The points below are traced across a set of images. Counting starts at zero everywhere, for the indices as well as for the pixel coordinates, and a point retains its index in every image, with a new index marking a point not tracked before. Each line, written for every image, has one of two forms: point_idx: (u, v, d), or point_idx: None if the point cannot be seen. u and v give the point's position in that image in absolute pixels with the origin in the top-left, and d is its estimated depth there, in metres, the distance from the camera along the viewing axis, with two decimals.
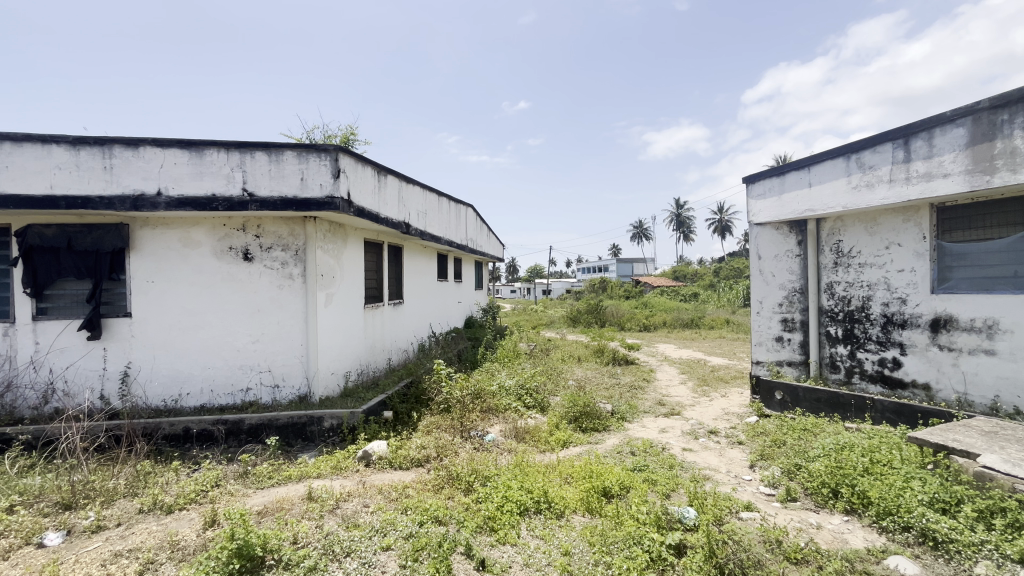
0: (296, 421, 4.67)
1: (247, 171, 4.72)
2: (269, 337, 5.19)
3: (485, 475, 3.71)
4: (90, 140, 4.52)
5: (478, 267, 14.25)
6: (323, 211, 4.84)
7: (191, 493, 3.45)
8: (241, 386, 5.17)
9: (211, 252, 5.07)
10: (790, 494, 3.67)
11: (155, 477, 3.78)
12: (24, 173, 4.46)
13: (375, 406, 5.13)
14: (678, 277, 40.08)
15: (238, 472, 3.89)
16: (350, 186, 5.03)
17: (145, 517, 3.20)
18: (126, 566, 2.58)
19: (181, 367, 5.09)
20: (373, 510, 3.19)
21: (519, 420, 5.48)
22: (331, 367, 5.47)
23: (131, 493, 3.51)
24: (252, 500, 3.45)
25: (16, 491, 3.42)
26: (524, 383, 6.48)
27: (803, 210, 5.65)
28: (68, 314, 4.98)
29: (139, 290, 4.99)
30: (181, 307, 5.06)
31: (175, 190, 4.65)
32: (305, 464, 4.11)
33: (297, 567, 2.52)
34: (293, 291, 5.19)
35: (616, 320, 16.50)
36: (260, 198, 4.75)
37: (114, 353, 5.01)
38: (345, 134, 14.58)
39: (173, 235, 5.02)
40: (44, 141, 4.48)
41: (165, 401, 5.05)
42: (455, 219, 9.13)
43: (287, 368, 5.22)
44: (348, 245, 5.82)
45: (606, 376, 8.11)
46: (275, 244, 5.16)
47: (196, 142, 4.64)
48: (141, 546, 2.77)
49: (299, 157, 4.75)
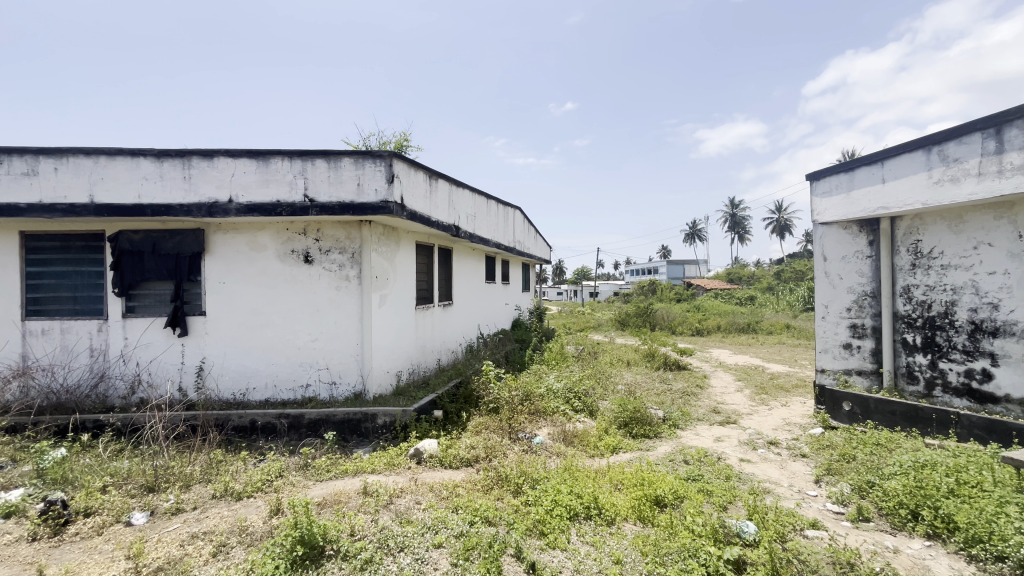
0: (351, 417, 4.86)
1: (309, 178, 4.97)
2: (327, 337, 5.43)
3: (535, 478, 3.70)
4: (172, 152, 4.92)
5: (525, 269, 14.24)
6: (378, 215, 5.02)
7: (257, 482, 3.66)
8: (301, 382, 5.44)
9: (275, 255, 5.38)
10: (862, 513, 3.42)
11: (226, 465, 4.04)
12: (117, 183, 4.92)
13: (426, 405, 5.25)
14: (733, 280, 38.45)
15: (299, 465, 4.09)
16: (404, 191, 5.19)
17: (217, 502, 3.43)
18: (202, 547, 2.76)
19: (248, 363, 5.42)
20: (424, 507, 3.26)
21: (567, 423, 5.43)
22: (384, 366, 5.64)
23: (205, 479, 3.78)
24: (313, 491, 3.62)
25: (107, 473, 3.77)
26: (573, 387, 6.43)
27: (875, 208, 5.25)
28: (152, 313, 5.42)
29: (212, 291, 5.37)
30: (249, 307, 5.40)
31: (243, 197, 4.97)
32: (359, 459, 4.27)
33: (354, 559, 2.60)
34: (349, 292, 5.40)
35: (666, 325, 15.99)
36: (320, 203, 4.98)
37: (191, 348, 5.40)
38: (399, 139, 15.09)
39: (242, 240, 5.37)
40: (133, 154, 4.92)
41: (234, 394, 5.40)
42: (504, 221, 9.24)
43: (343, 366, 5.43)
44: (401, 248, 6.00)
45: (657, 381, 7.87)
46: (333, 247, 5.39)
47: (263, 152, 4.94)
48: (215, 529, 2.97)
49: (356, 163, 4.95)
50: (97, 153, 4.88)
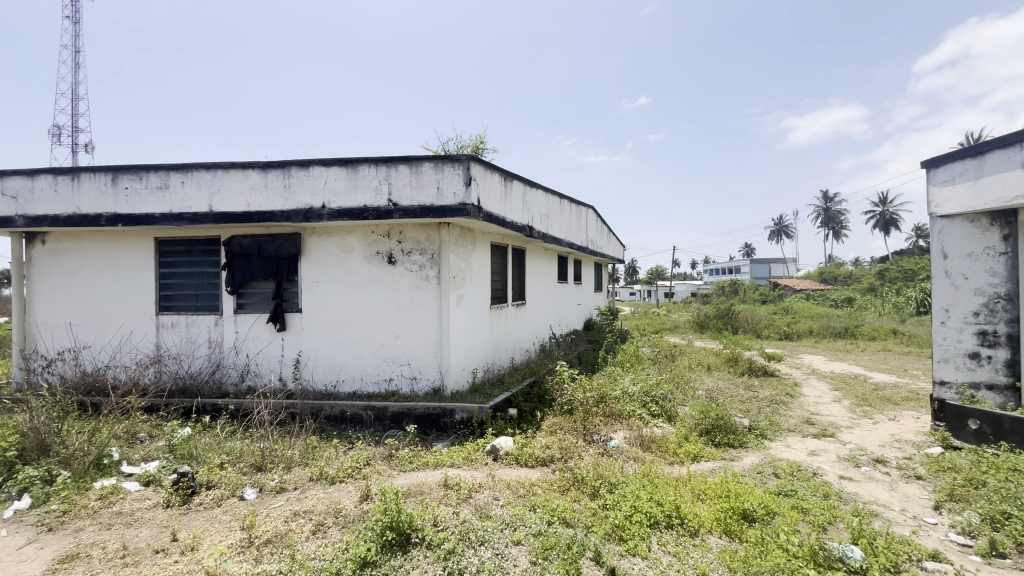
0: (431, 412, 5.06)
1: (392, 183, 5.25)
2: (408, 334, 5.69)
3: (612, 482, 3.63)
4: (275, 164, 5.42)
5: (598, 268, 13.99)
6: (457, 217, 5.18)
7: (348, 468, 3.93)
8: (385, 377, 5.75)
9: (362, 256, 5.74)
10: (995, 547, 2.98)
11: (320, 450, 4.38)
12: (230, 193, 5.51)
13: (501, 402, 5.35)
14: (828, 280, 35.14)
15: (384, 454, 4.34)
16: (481, 193, 5.32)
17: (314, 484, 3.73)
18: (304, 524, 3.02)
19: (338, 357, 5.83)
20: (503, 504, 3.31)
21: (645, 428, 5.26)
22: (461, 363, 5.81)
23: (303, 462, 4.12)
24: (398, 480, 3.82)
25: (224, 451, 4.24)
26: (650, 390, 6.21)
27: (1010, 197, 4.56)
28: (258, 309, 6.00)
29: (308, 290, 5.85)
30: (339, 305, 5.81)
31: (335, 203, 5.35)
32: (439, 452, 4.43)
33: (438, 548, 2.70)
34: (428, 292, 5.62)
35: (750, 328, 14.97)
36: (403, 207, 5.24)
37: (290, 342, 5.91)
38: (475, 142, 15.52)
39: (333, 242, 5.79)
40: (243, 167, 5.48)
41: (326, 385, 5.84)
42: (577, 220, 9.16)
43: (423, 362, 5.65)
44: (476, 249, 6.16)
45: (741, 388, 7.39)
46: (414, 249, 5.65)
47: (352, 160, 5.29)
48: (313, 509, 3.23)
49: (436, 167, 5.15)
50: (215, 168, 5.50)
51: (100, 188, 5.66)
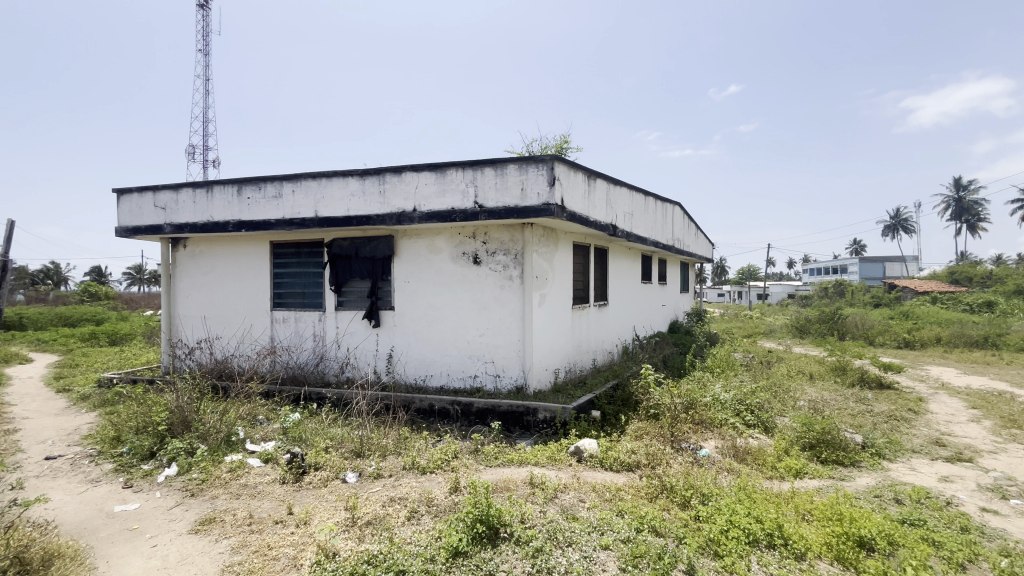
0: (515, 409, 5.14)
1: (478, 186, 5.40)
2: (492, 332, 5.82)
3: (705, 493, 3.45)
4: (372, 171, 5.81)
5: (683, 268, 13.34)
6: (540, 217, 5.21)
7: (438, 459, 4.11)
8: (470, 373, 5.93)
9: (449, 257, 5.98)
10: None
11: (412, 441, 4.62)
12: (333, 200, 5.99)
13: (584, 404, 5.30)
14: (960, 281, 30.51)
15: (471, 449, 4.48)
16: (564, 193, 5.31)
17: (407, 472, 3.96)
18: (400, 509, 3.22)
19: (427, 353, 6.12)
20: (589, 506, 3.28)
21: (739, 438, 4.93)
22: (543, 363, 5.83)
23: (397, 451, 4.37)
24: (484, 475, 3.92)
25: (328, 436, 4.63)
26: (744, 398, 5.81)
27: None
28: (356, 307, 6.47)
29: (399, 289, 6.21)
30: (428, 303, 6.09)
31: (424, 206, 5.61)
32: (523, 450, 4.49)
33: (526, 545, 2.73)
34: (512, 291, 5.71)
35: (862, 334, 13.43)
36: (488, 208, 5.36)
37: (383, 338, 6.31)
38: (558, 142, 15.52)
39: (422, 244, 6.08)
40: (344, 175, 5.94)
41: (416, 379, 6.16)
42: (663, 218, 8.81)
43: (507, 361, 5.75)
44: (559, 249, 6.15)
45: (852, 401, 6.66)
46: (498, 249, 5.76)
47: (441, 164, 5.52)
48: (407, 496, 3.42)
49: (520, 169, 5.22)
50: (320, 177, 6.02)
51: (227, 198, 6.44)
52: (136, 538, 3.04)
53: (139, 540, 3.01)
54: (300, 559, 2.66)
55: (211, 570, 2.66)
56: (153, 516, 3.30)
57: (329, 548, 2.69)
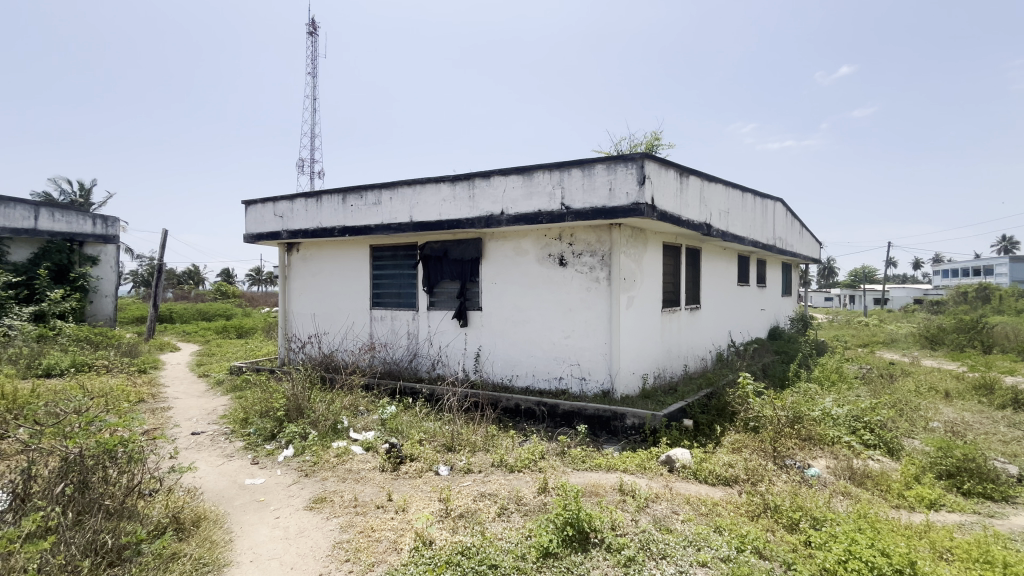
0: (602, 414, 5.06)
1: (565, 187, 5.39)
2: (578, 335, 5.77)
3: (816, 517, 3.12)
4: (462, 177, 6.04)
5: (785, 269, 12.24)
6: (629, 217, 5.07)
7: (526, 459, 4.15)
8: (556, 375, 5.93)
9: (535, 259, 6.03)
10: None
11: (499, 439, 4.72)
12: (426, 205, 6.32)
13: (675, 412, 5.07)
14: None
15: (557, 451, 4.48)
16: (655, 192, 5.12)
17: (496, 469, 4.05)
18: (491, 505, 3.30)
19: (513, 353, 6.22)
20: (683, 519, 3.12)
21: (856, 459, 4.42)
22: (631, 367, 5.67)
23: (486, 448, 4.50)
24: (572, 477, 3.90)
25: (421, 430, 4.88)
26: (861, 415, 5.18)
27: None
28: (446, 307, 6.76)
29: (487, 290, 6.39)
30: (514, 304, 6.20)
31: (512, 209, 5.72)
32: (611, 455, 4.39)
33: (618, 553, 2.67)
34: (599, 293, 5.61)
35: (1014, 346, 11.38)
36: (575, 210, 5.34)
37: (472, 337, 6.53)
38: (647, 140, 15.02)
39: (509, 246, 6.20)
40: (437, 182, 6.24)
41: (502, 379, 6.29)
42: (762, 216, 8.17)
43: (593, 363, 5.66)
44: (648, 250, 5.95)
45: (1004, 425, 5.66)
46: (585, 251, 5.71)
47: (528, 167, 5.60)
48: (497, 492, 3.50)
49: (608, 168, 5.13)
50: (415, 183, 6.39)
51: (334, 206, 7.05)
52: (263, 509, 3.43)
53: (265, 511, 3.40)
54: (400, 544, 2.84)
55: (324, 544, 2.93)
56: (275, 491, 3.71)
57: (426, 536, 2.83)
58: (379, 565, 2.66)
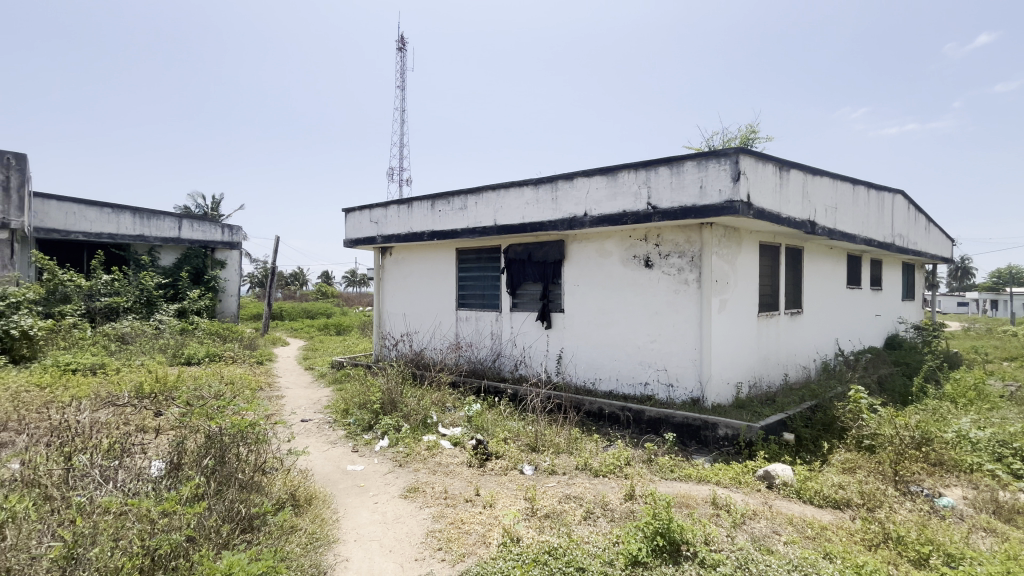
0: (691, 422, 4.83)
1: (652, 186, 5.23)
2: (665, 339, 5.57)
3: (951, 553, 2.73)
4: (545, 179, 6.09)
5: (907, 271, 10.83)
6: (722, 216, 4.80)
7: (611, 464, 4.09)
8: (641, 380, 5.77)
9: (619, 260, 5.92)
10: None
11: (582, 442, 4.68)
12: (510, 208, 6.46)
13: (774, 425, 4.71)
14: None
15: (643, 458, 4.36)
16: (752, 188, 4.79)
17: (580, 473, 4.03)
18: (576, 508, 3.30)
19: (596, 356, 6.15)
20: (786, 540, 2.89)
21: (1003, 491, 3.79)
22: (724, 375, 5.35)
23: (569, 450, 4.49)
24: (660, 486, 3.77)
25: (506, 428, 4.99)
26: (1009, 440, 4.44)
27: None
28: (528, 308, 6.85)
29: (570, 292, 6.38)
30: (597, 307, 6.13)
31: (595, 211, 5.66)
32: (702, 467, 4.18)
33: (712, 570, 2.54)
34: (687, 296, 5.37)
35: None
36: (662, 210, 5.16)
37: (554, 339, 6.55)
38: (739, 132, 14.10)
39: (592, 247, 6.14)
40: (520, 185, 6.35)
41: (585, 382, 6.24)
42: (878, 211, 7.31)
43: (681, 370, 5.43)
44: (742, 250, 5.59)
45: None
46: (672, 252, 5.49)
47: (613, 168, 5.51)
48: (582, 496, 3.49)
49: (699, 165, 4.90)
50: (499, 188, 6.56)
51: (424, 212, 7.44)
52: (363, 493, 3.72)
53: (365, 496, 3.68)
54: (489, 538, 2.93)
55: (418, 532, 3.11)
56: (374, 478, 4.00)
57: (514, 533, 2.90)
58: (470, 557, 2.77)
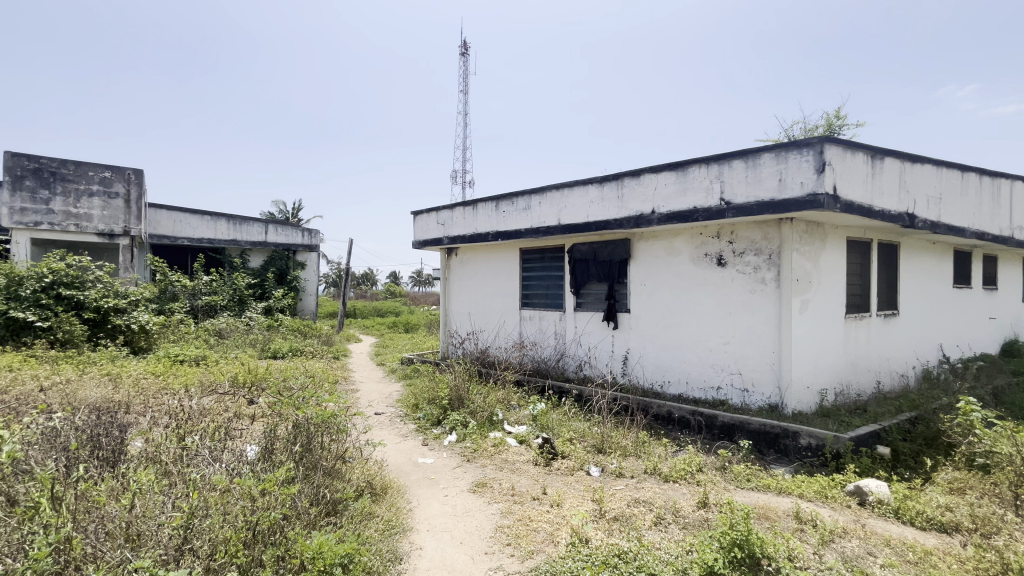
0: (769, 430, 4.56)
1: (725, 181, 4.99)
2: (739, 341, 5.29)
3: None
4: (611, 177, 6.00)
5: None
6: (805, 210, 4.47)
7: (681, 469, 3.95)
8: (713, 384, 5.52)
9: (689, 259, 5.70)
10: None
11: (651, 446, 4.56)
12: (574, 207, 6.42)
13: (866, 436, 4.33)
14: None
15: (717, 465, 4.17)
16: (839, 179, 4.43)
17: (649, 477, 3.93)
18: (646, 513, 3.22)
19: (664, 358, 5.96)
20: (882, 562, 2.65)
21: None
22: (806, 381, 4.99)
23: (637, 454, 4.39)
24: (736, 496, 3.59)
25: (572, 429, 4.97)
26: None
27: None
28: (593, 308, 6.77)
29: (636, 292, 6.23)
30: (665, 307, 5.94)
31: (663, 208, 5.49)
32: (782, 478, 3.94)
33: None
34: (764, 296, 5.07)
35: None
36: (736, 205, 4.91)
37: (619, 340, 6.43)
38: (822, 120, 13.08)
39: (660, 246, 5.97)
40: (584, 184, 6.30)
41: (652, 384, 6.08)
42: (992, 201, 6.48)
43: (758, 374, 5.13)
44: (827, 247, 5.18)
45: None
46: (748, 249, 5.20)
47: (682, 163, 5.32)
48: (652, 501, 3.40)
49: (778, 157, 4.61)
50: (563, 187, 6.54)
51: (489, 213, 7.58)
52: (433, 486, 3.86)
53: (435, 488, 3.82)
54: (557, 537, 2.94)
55: (487, 526, 3.18)
56: (443, 471, 4.14)
57: (582, 534, 2.88)
58: (538, 554, 2.79)
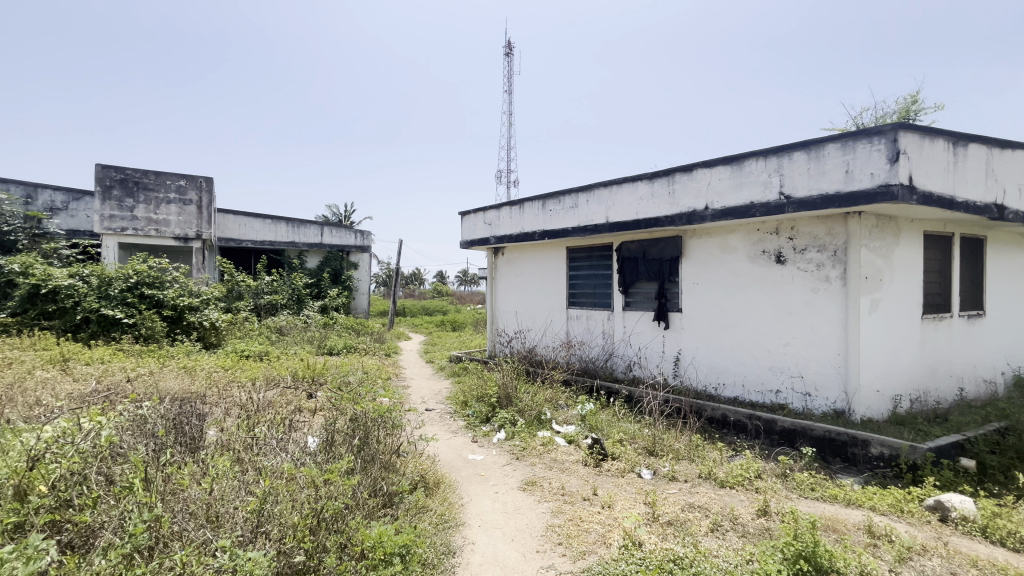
0: (835, 437, 4.30)
1: (785, 174, 4.75)
2: (801, 343, 5.01)
3: None
4: (661, 173, 5.85)
5: None
6: (875, 203, 4.18)
7: (739, 475, 3.80)
8: (771, 387, 5.27)
9: (745, 256, 5.47)
10: None
11: (705, 450, 4.42)
12: (622, 204, 6.31)
13: (946, 447, 3.99)
14: None
15: (777, 472, 3.98)
16: (915, 168, 4.10)
17: (704, 482, 3.81)
18: (701, 518, 3.12)
19: (718, 360, 5.75)
20: None
21: None
22: (877, 386, 4.67)
23: (691, 457, 4.26)
24: (799, 505, 3.42)
25: (622, 430, 4.89)
26: None
27: None
28: (642, 307, 6.63)
29: (688, 291, 6.05)
30: (719, 307, 5.73)
31: (717, 203, 5.30)
32: (850, 488, 3.70)
33: None
34: (829, 295, 4.78)
35: None
36: (798, 199, 4.66)
37: (671, 340, 6.26)
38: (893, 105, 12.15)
39: (714, 243, 5.76)
40: (633, 180, 6.18)
41: (705, 387, 5.88)
42: None
43: (822, 378, 4.85)
44: (901, 242, 4.82)
45: None
46: (810, 245, 4.92)
47: (738, 156, 5.11)
48: (708, 506, 3.29)
49: (844, 148, 4.33)
50: (612, 184, 6.44)
51: (535, 212, 7.59)
52: (484, 482, 3.92)
53: (485, 484, 3.87)
54: (609, 539, 2.91)
55: (538, 524, 3.19)
56: (493, 468, 4.19)
57: (635, 537, 2.83)
58: (590, 555, 2.77)
